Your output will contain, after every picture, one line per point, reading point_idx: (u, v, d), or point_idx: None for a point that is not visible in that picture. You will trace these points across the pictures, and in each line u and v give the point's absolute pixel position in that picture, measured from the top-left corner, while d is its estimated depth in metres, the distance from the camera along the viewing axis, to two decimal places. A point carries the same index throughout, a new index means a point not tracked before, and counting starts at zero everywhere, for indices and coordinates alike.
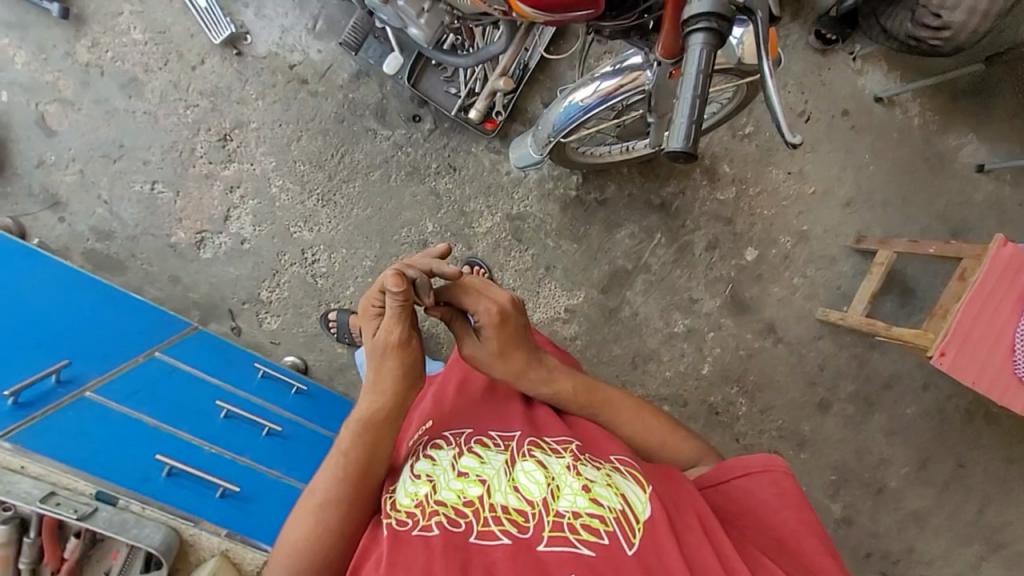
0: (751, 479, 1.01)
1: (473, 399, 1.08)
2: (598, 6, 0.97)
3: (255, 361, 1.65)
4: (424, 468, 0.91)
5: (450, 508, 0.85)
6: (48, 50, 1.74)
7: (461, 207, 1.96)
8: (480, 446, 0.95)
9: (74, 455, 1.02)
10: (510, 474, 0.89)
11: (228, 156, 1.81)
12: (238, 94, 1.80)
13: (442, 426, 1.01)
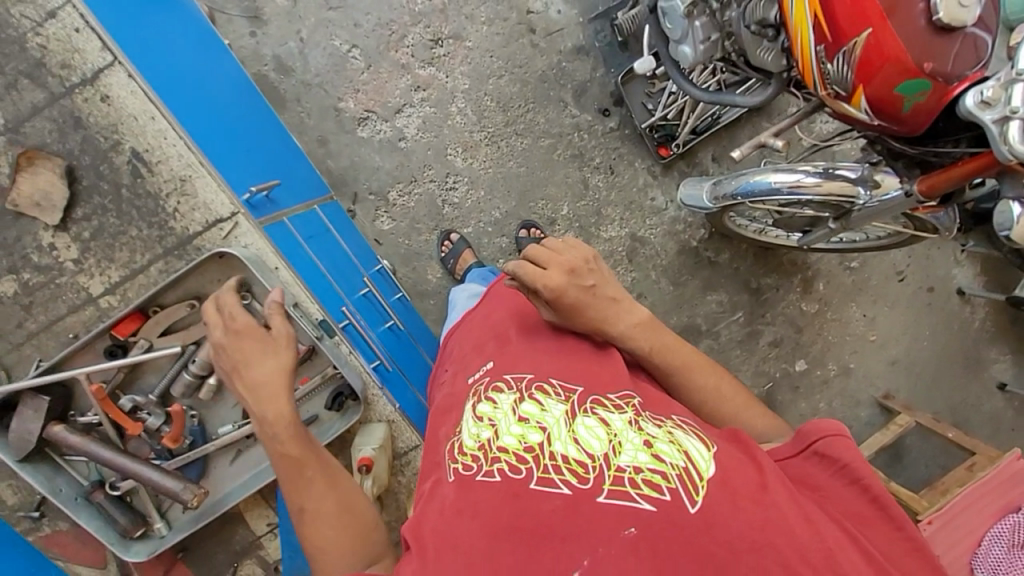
0: (836, 451, 0.91)
1: (533, 350, 1.07)
2: (916, 129, 1.06)
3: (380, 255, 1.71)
4: (487, 411, 0.93)
5: (510, 455, 0.85)
6: None
7: (599, 207, 2.03)
8: (540, 394, 0.93)
9: (302, 274, 1.31)
10: (570, 425, 0.86)
11: (430, 59, 1.82)
12: (468, 11, 1.82)
13: (504, 371, 1.02)
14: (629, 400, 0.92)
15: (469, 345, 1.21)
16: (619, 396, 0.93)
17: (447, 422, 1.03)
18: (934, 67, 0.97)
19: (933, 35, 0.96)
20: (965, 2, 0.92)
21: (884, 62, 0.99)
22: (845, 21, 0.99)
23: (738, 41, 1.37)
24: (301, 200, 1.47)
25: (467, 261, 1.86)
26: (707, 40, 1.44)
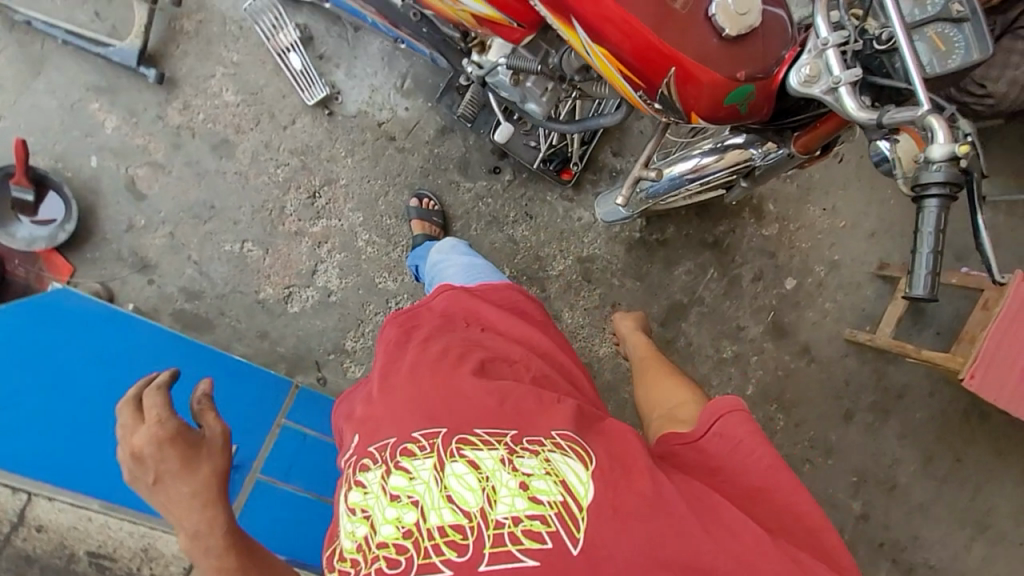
0: (728, 425, 0.97)
1: (399, 390, 0.99)
2: (764, 113, 1.04)
3: None
4: (358, 501, 0.86)
5: (389, 547, 0.80)
6: (138, 113, 1.63)
7: (537, 252, 2.04)
8: (406, 458, 0.87)
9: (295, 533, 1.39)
10: (442, 483, 0.83)
11: (316, 213, 1.81)
12: (327, 153, 1.78)
13: (368, 441, 0.94)
14: (502, 432, 0.89)
15: (346, 403, 1.12)
16: (490, 429, 0.90)
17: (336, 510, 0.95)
18: (750, 70, 0.95)
19: (733, 44, 0.95)
20: (744, 7, 0.91)
21: (701, 84, 0.96)
22: (650, 63, 0.97)
23: (571, 83, 1.34)
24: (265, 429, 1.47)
25: (416, 230, 1.81)
26: (544, 91, 1.41)
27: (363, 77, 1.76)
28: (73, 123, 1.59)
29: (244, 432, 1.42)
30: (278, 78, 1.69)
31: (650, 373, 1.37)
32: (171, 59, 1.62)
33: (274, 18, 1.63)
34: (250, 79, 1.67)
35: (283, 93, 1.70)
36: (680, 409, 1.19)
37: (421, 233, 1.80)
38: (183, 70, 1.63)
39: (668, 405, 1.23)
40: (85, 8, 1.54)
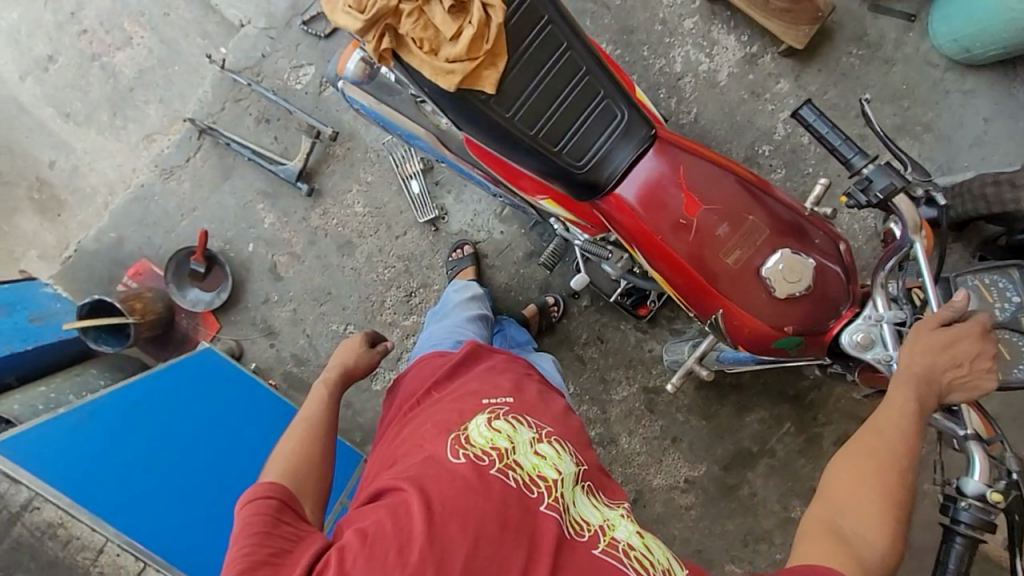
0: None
1: (551, 405, 1.17)
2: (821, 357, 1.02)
3: None
4: (506, 429, 1.03)
5: (525, 474, 0.95)
6: (290, 214, 2.00)
7: (602, 374, 2.08)
8: (558, 444, 1.05)
9: None
10: (575, 484, 0.99)
11: (411, 309, 2.04)
12: (428, 261, 2.02)
13: (525, 410, 1.12)
14: (620, 501, 1.05)
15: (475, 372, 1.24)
16: (614, 497, 1.05)
17: (438, 418, 1.08)
18: (798, 327, 0.97)
19: (787, 303, 0.97)
20: (793, 275, 0.94)
21: (749, 326, 1.00)
22: (704, 301, 1.03)
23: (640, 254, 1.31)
24: None
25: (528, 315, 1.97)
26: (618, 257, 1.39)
27: (469, 203, 1.99)
28: (242, 217, 2.00)
29: None
30: (399, 197, 1.99)
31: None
32: (319, 174, 1.98)
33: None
34: (379, 197, 1.99)
35: (401, 209, 1.99)
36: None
37: (526, 315, 1.95)
38: (329, 184, 1.99)
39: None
40: (267, 133, 1.95)
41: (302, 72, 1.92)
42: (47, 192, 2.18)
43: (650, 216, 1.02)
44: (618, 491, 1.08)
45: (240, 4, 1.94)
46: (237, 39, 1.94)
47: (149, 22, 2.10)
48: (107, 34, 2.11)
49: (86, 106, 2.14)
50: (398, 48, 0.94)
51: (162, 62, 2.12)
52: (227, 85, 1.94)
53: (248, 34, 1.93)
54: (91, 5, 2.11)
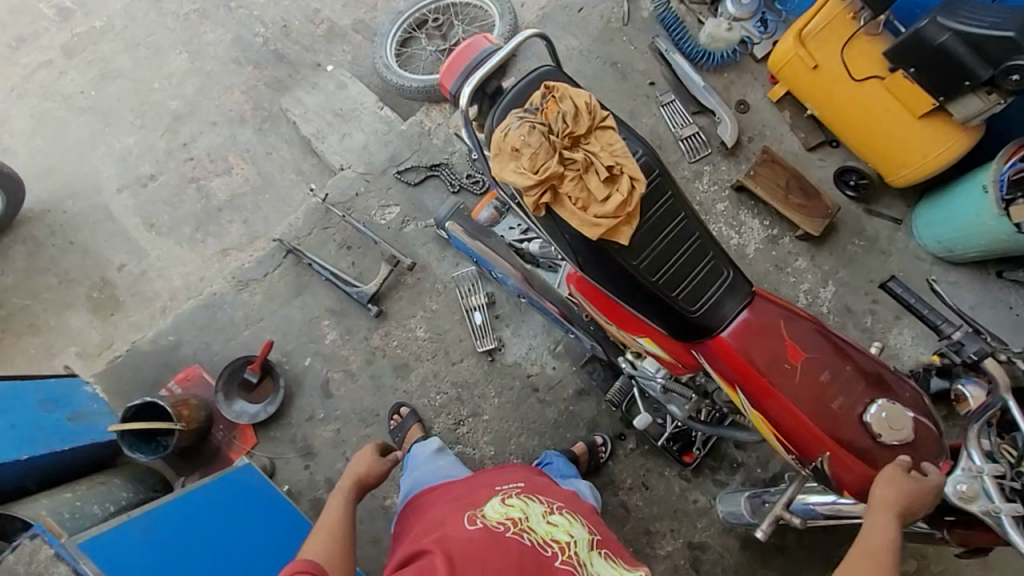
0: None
1: (560, 488, 1.23)
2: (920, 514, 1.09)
3: None
4: (518, 501, 1.08)
5: (540, 540, 1.00)
6: (353, 332, 2.07)
7: (645, 524, 2.02)
8: (568, 514, 1.10)
9: None
10: (592, 551, 1.03)
11: (456, 437, 2.03)
12: (480, 390, 2.07)
13: (535, 488, 1.17)
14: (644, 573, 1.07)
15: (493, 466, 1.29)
16: (637, 567, 1.07)
17: (451, 503, 1.12)
18: (903, 475, 1.06)
19: (891, 450, 1.06)
20: (897, 424, 1.06)
21: (855, 472, 1.08)
22: (811, 444, 1.12)
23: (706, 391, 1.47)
24: None
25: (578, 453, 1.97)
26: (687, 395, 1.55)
27: (525, 337, 2.11)
28: (305, 331, 2.05)
29: None
30: (460, 325, 2.10)
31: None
32: (388, 299, 2.10)
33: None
34: (441, 323, 2.10)
35: (461, 338, 2.09)
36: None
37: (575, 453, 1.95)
38: (395, 308, 2.10)
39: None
40: (347, 258, 2.11)
41: (389, 210, 2.16)
42: (108, 292, 2.22)
43: (760, 361, 1.15)
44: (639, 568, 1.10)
45: (344, 152, 2.25)
46: (336, 179, 2.21)
47: (252, 157, 2.37)
48: (211, 162, 2.36)
49: (172, 219, 2.29)
50: (552, 200, 1.14)
51: (255, 189, 2.34)
52: (320, 214, 2.15)
53: (346, 177, 2.20)
54: (202, 138, 2.38)
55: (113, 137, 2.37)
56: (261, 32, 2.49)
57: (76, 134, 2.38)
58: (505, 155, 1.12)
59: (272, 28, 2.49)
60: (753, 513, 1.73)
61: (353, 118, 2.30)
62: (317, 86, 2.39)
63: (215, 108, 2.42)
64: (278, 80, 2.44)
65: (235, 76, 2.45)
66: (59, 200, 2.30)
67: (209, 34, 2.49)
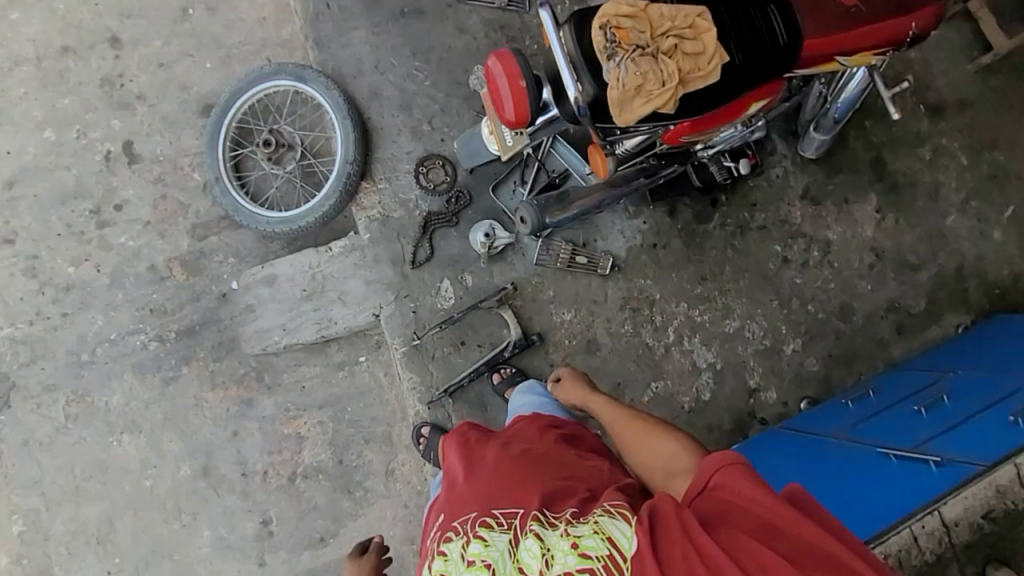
0: (725, 480, 0.91)
1: (479, 476, 1.16)
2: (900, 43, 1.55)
3: (900, 411, 1.85)
4: (439, 567, 1.01)
5: None
6: (542, 373, 2.14)
7: (779, 218, 2.48)
8: (483, 528, 1.03)
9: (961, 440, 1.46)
10: (512, 554, 0.96)
11: (663, 326, 2.28)
12: (639, 287, 2.29)
13: (453, 515, 1.10)
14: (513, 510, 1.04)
15: (427, 522, 1.25)
16: (503, 511, 1.05)
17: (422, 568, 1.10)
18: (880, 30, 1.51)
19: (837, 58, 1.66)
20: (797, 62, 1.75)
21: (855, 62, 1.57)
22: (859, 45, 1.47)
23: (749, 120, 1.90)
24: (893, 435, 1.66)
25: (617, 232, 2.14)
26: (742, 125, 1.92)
27: (612, 231, 2.29)
28: None
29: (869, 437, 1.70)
30: (578, 278, 2.23)
31: (630, 437, 1.37)
32: (528, 326, 2.13)
33: (511, 191, 2.13)
34: (570, 292, 2.20)
35: (588, 282, 2.23)
36: (675, 462, 1.21)
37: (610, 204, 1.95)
38: (537, 324, 2.15)
39: (662, 464, 1.24)
40: (472, 348, 2.06)
41: (444, 289, 2.08)
42: None
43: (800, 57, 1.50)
44: (559, 503, 1.04)
45: (360, 303, 2.03)
46: (386, 323, 2.03)
47: (297, 407, 2.06)
48: (281, 451, 2.02)
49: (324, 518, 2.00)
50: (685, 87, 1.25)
51: (335, 419, 2.07)
52: (416, 355, 2.01)
53: (390, 313, 2.03)
54: (245, 453, 2.01)
55: (185, 552, 1.91)
56: (144, 334, 2.01)
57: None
58: (631, 96, 1.20)
59: (146, 324, 2.02)
60: (828, 132, 2.34)
61: (324, 282, 2.05)
62: (254, 307, 2.04)
63: (213, 425, 2.00)
64: (219, 343, 2.04)
65: (185, 389, 2.00)
66: None
67: (111, 399, 1.96)
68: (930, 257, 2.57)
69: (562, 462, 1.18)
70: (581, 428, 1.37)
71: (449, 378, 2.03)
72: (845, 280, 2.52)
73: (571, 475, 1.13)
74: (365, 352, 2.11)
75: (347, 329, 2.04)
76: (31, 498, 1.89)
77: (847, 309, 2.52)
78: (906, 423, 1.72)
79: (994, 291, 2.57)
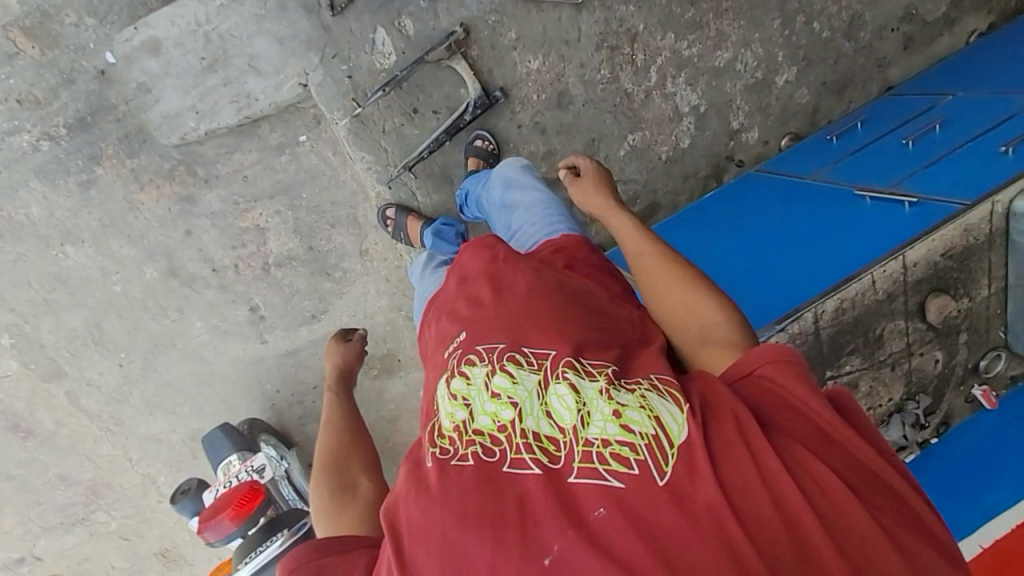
0: (776, 373, 0.95)
1: (509, 302, 1.08)
2: None
3: (884, 148, 1.75)
4: (460, 389, 0.96)
5: (485, 436, 0.89)
6: (510, 137, 1.90)
7: None
8: (511, 363, 0.96)
9: (950, 184, 1.42)
10: (542, 398, 0.91)
11: (646, 67, 1.97)
12: (619, 16, 1.88)
13: (473, 338, 1.03)
14: (544, 355, 0.97)
15: (433, 325, 1.19)
16: (536, 350, 0.98)
17: (432, 375, 1.09)
18: None
19: None
20: None
21: None
22: None
23: None
24: (875, 179, 1.60)
25: None
26: None
27: None
28: None
29: (854, 182, 1.63)
30: (546, 11, 1.79)
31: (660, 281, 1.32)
32: (488, 81, 1.80)
33: None
34: (537, 31, 1.80)
35: (558, 15, 1.81)
36: (710, 326, 1.21)
37: None
38: (500, 78, 1.81)
39: (692, 319, 1.24)
40: (428, 115, 1.78)
41: (380, 41, 1.67)
42: (379, 362, 2.21)
43: None
44: (602, 355, 0.99)
45: (279, 69, 1.65)
46: (316, 92, 1.68)
47: (245, 199, 1.88)
48: (243, 246, 1.93)
49: (308, 302, 2.04)
50: None
51: (290, 208, 1.92)
52: (363, 129, 1.74)
53: (320, 80, 1.66)
54: (206, 251, 1.91)
55: (184, 343, 2.01)
56: (26, 134, 1.66)
57: (172, 379, 2.04)
58: None
59: (22, 120, 1.65)
60: None
61: (226, 42, 1.62)
62: (150, 85, 1.65)
63: (160, 227, 1.85)
64: (125, 135, 1.72)
65: (111, 192, 1.77)
66: (262, 397, 2.12)
67: (28, 211, 1.74)
68: None
69: (604, 310, 1.13)
70: (604, 265, 1.30)
71: (405, 153, 1.79)
72: None
73: (608, 325, 1.09)
74: (304, 130, 1.83)
75: (272, 105, 1.69)
76: (2, 315, 1.85)
77: (856, 25, 2.17)
78: (891, 165, 1.64)
79: None
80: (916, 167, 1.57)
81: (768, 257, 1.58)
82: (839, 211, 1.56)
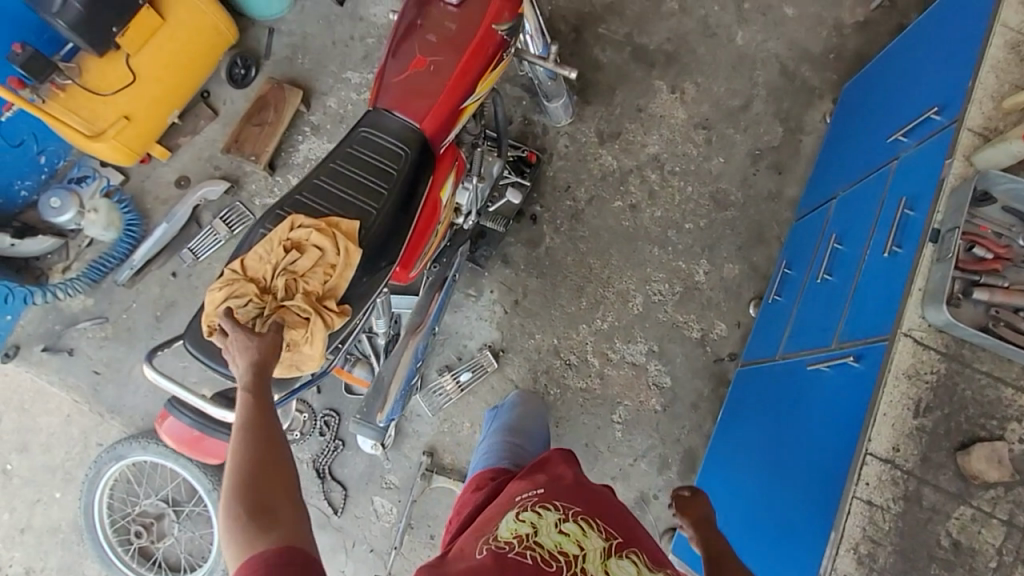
0: None
1: (586, 493, 1.16)
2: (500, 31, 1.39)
3: (811, 291, 1.65)
4: (529, 515, 1.05)
5: (544, 549, 0.97)
6: None
7: (597, 177, 2.32)
8: (584, 522, 1.05)
9: (875, 315, 1.28)
10: (604, 560, 0.98)
11: (581, 361, 2.16)
12: (533, 348, 2.16)
13: (551, 495, 1.12)
14: (611, 536, 1.04)
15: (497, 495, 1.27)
16: (606, 529, 1.05)
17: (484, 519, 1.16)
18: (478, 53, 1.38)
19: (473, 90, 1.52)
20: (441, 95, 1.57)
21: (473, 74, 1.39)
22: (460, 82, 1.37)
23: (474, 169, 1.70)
24: (822, 337, 1.47)
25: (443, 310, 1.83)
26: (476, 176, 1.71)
27: (472, 324, 2.18)
28: None
29: (809, 351, 1.50)
30: (479, 390, 2.11)
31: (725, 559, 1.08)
32: None
33: None
34: (482, 408, 2.09)
35: (489, 385, 2.12)
36: None
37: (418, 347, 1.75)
38: None
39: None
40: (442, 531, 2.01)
41: (380, 506, 2.02)
42: None
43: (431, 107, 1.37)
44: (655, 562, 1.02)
45: None
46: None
47: None
48: None
49: None
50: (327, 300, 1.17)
51: None
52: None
53: (354, 570, 1.98)
54: None
55: None
56: None
57: None
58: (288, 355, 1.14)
59: None
60: (560, 93, 2.16)
61: None
62: None
63: None
64: None
65: None
66: None
67: None
68: (750, 87, 2.38)
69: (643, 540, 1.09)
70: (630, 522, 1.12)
71: None
72: (699, 173, 2.33)
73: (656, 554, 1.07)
74: None
75: None
76: None
77: (723, 194, 2.32)
78: (825, 310, 1.51)
79: (826, 66, 2.36)
80: (841, 306, 1.43)
81: (789, 483, 1.36)
82: (807, 393, 1.39)
